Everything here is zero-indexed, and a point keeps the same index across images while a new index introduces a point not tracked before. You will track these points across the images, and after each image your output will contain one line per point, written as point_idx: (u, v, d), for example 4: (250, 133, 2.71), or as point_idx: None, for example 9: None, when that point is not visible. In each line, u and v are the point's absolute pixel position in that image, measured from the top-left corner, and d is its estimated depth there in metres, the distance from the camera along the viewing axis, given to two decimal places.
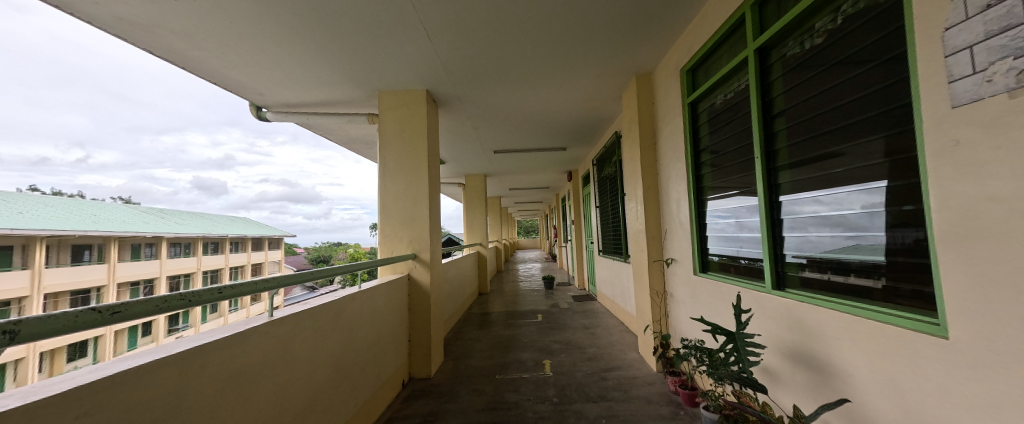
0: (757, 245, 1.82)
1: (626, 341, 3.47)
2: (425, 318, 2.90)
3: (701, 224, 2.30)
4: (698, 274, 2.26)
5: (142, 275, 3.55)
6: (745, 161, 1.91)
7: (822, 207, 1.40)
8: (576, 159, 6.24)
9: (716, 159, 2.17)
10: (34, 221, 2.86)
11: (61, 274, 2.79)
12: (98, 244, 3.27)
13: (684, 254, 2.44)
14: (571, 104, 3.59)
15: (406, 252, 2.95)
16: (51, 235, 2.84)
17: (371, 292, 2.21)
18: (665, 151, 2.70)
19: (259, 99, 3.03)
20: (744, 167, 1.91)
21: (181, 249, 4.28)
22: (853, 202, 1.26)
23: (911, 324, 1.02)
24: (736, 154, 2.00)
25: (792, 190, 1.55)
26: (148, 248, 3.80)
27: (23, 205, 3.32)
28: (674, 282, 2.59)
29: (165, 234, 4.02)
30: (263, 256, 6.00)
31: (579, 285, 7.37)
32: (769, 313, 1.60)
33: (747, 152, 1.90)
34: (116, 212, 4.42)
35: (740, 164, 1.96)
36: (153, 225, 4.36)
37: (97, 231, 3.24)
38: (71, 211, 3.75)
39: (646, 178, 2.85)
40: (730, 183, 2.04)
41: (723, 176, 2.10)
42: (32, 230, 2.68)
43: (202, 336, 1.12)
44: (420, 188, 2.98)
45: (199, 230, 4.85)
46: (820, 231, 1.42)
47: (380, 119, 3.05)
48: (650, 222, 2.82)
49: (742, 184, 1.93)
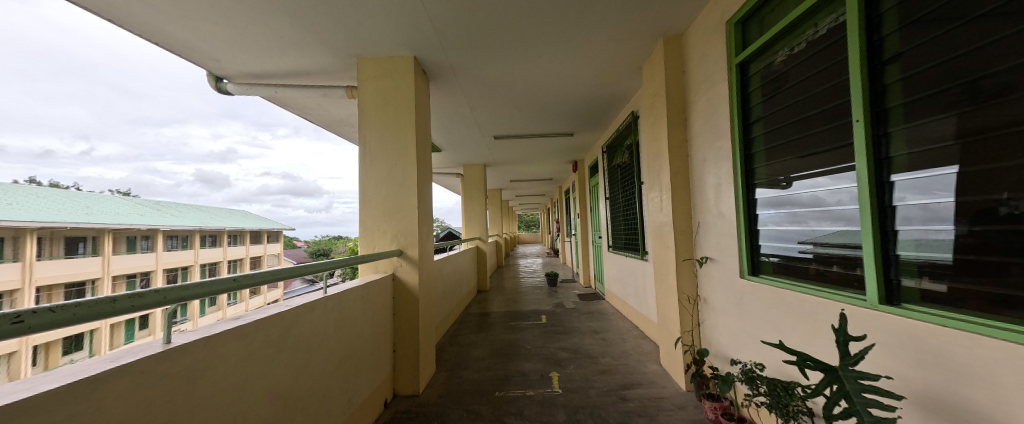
0: (840, 241, 1.37)
1: (644, 351, 3.03)
2: (411, 325, 2.46)
3: (750, 214, 1.85)
4: (746, 278, 1.82)
5: (135, 268, 3.23)
6: (821, 131, 1.45)
7: (822, 201, 1.45)
8: (584, 146, 5.74)
9: (775, 133, 1.71)
10: (27, 210, 2.48)
11: (49, 266, 2.39)
12: (92, 237, 2.88)
13: (726, 252, 1.98)
14: (583, 79, 3.12)
15: (390, 248, 2.50)
16: (44, 227, 2.39)
17: (336, 299, 1.74)
18: (698, 127, 2.24)
19: (217, 68, 2.55)
20: (820, 139, 1.45)
21: (177, 243, 3.85)
22: (851, 194, 1.30)
23: (950, 322, 0.95)
24: (806, 123, 1.53)
25: (910, 166, 1.09)
26: (145, 242, 3.49)
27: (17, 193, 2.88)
28: (709, 286, 2.15)
29: (164, 226, 3.71)
30: (265, 250, 5.44)
31: (584, 282, 6.96)
32: (886, 338, 1.12)
33: (824, 120, 1.43)
34: (106, 202, 4.05)
35: (811, 137, 1.50)
36: (145, 218, 3.96)
37: (88, 222, 2.85)
38: (62, 202, 3.32)
39: (674, 162, 2.39)
40: (802, 162, 1.56)
41: (789, 152, 1.63)
42: (22, 220, 2.23)
43: (12, 392, 0.70)
44: (406, 173, 2.52)
45: (196, 221, 4.46)
46: (820, 224, 1.48)
47: (359, 91, 2.57)
48: (680, 214, 2.37)
49: (819, 164, 1.47)
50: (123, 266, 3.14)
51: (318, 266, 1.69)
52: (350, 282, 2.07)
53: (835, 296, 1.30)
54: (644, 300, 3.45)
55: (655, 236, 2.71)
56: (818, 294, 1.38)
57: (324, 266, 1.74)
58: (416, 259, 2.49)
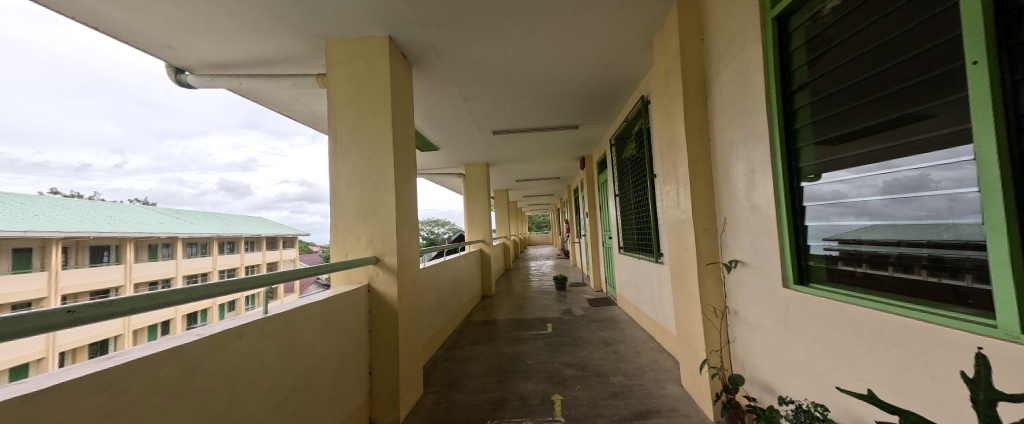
0: (877, 238, 1.14)
1: (663, 369, 2.63)
2: (390, 345, 2.15)
3: (794, 208, 1.44)
4: (792, 289, 1.42)
5: (160, 274, 3.17)
6: (894, 94, 1.07)
7: (845, 196, 1.25)
8: (591, 140, 5.35)
9: (825, 101, 1.32)
10: (51, 223, 2.55)
11: (76, 275, 2.46)
12: (116, 245, 2.93)
13: (762, 255, 1.58)
14: (584, 59, 2.76)
15: (365, 255, 2.20)
16: (68, 236, 2.48)
17: (271, 322, 1.39)
18: (721, 104, 1.86)
19: (176, 58, 2.32)
20: (891, 104, 1.08)
21: (196, 250, 3.74)
22: (874, 186, 1.13)
23: (992, 332, 0.81)
24: (869, 85, 1.15)
25: None
26: (166, 249, 3.37)
27: (43, 207, 2.95)
28: (741, 297, 1.77)
29: (182, 234, 3.60)
30: (279, 256, 5.03)
31: (595, 286, 6.55)
32: None
33: (898, 78, 1.06)
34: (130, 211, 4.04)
35: (878, 101, 1.12)
36: (171, 225, 3.90)
37: (110, 231, 2.93)
38: (86, 211, 3.36)
39: (692, 146, 2.01)
40: (865, 139, 1.18)
41: (847, 125, 1.24)
42: (48, 230, 2.34)
43: None
44: (382, 169, 2.21)
45: (213, 228, 4.39)
46: (843, 219, 1.26)
47: (328, 77, 2.27)
48: (701, 208, 1.99)
49: (886, 139, 1.11)
50: (147, 274, 3.10)
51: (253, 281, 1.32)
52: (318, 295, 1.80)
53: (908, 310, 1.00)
54: (660, 308, 3.05)
55: (671, 236, 2.33)
56: (881, 307, 1.07)
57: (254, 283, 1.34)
58: (395, 267, 2.18)
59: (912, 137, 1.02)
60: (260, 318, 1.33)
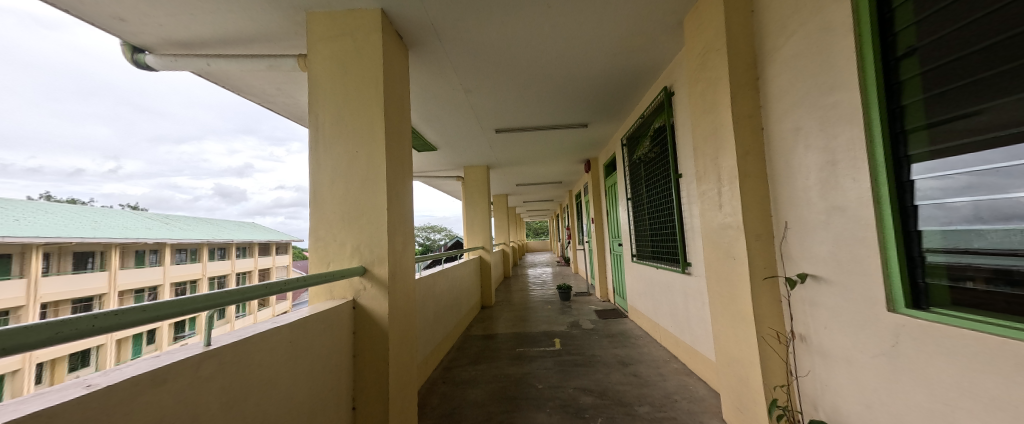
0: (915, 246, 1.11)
1: (697, 398, 2.28)
2: (379, 375, 1.78)
3: (902, 207, 1.12)
4: (904, 314, 1.10)
5: (147, 282, 2.76)
6: (994, 77, 0.90)
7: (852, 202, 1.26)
8: (599, 140, 5.07)
9: (931, 73, 1.05)
10: (31, 227, 2.31)
11: (57, 283, 2.21)
12: (101, 251, 2.66)
13: (851, 268, 1.26)
14: (604, 44, 2.46)
15: (351, 264, 1.83)
16: (49, 242, 2.24)
17: (214, 358, 0.99)
18: (781, 85, 1.56)
19: (132, 33, 1.96)
20: (1003, 84, 0.88)
21: (185, 256, 3.40)
22: None
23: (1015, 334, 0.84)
24: (990, 56, 0.90)
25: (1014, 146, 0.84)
26: (155, 255, 3.07)
27: (18, 210, 2.68)
28: (813, 320, 1.45)
29: (171, 240, 3.26)
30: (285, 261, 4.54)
31: (601, 296, 6.21)
32: None
33: (996, 58, 0.89)
34: (119, 216, 3.74)
35: (981, 84, 0.93)
36: (156, 230, 3.58)
37: (94, 237, 2.67)
38: (69, 216, 3.05)
39: (742, 137, 1.70)
40: (983, 123, 0.92)
41: (952, 108, 1.00)
42: (26, 236, 2.11)
43: None
44: (373, 163, 1.87)
45: (203, 232, 4.02)
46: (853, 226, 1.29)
47: (310, 56, 1.93)
48: (754, 211, 1.66)
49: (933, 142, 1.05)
50: (132, 281, 2.71)
51: (153, 310, 0.86)
52: (300, 312, 1.49)
53: (930, 315, 1.02)
54: (688, 324, 2.73)
55: (709, 245, 2.00)
56: (906, 313, 1.09)
57: (142, 318, 0.84)
58: (386, 279, 1.82)
59: (947, 144, 1.01)
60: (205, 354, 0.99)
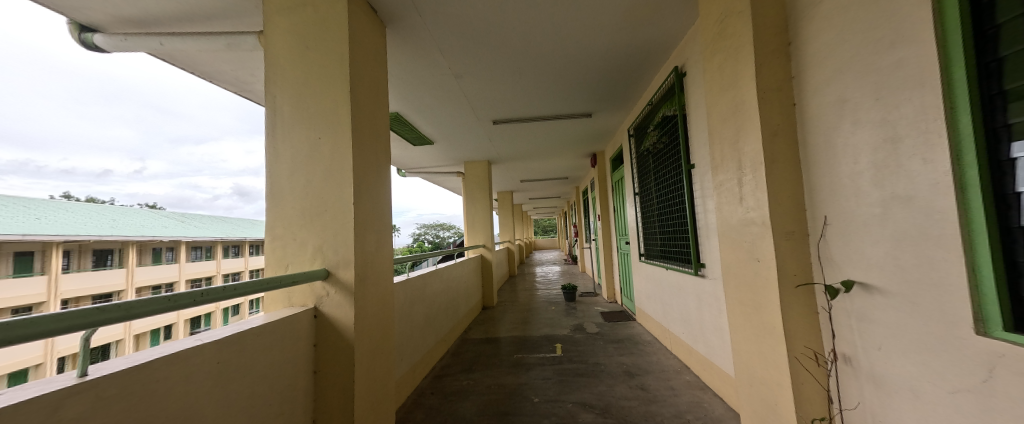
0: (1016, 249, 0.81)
1: (713, 418, 2.00)
2: (343, 393, 1.56)
3: (1000, 196, 0.82)
4: (999, 338, 0.82)
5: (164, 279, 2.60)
6: None
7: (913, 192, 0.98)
8: (604, 132, 4.78)
9: None
10: (54, 227, 2.27)
11: (77, 280, 2.06)
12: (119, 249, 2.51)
13: (919, 275, 0.98)
14: (607, 18, 2.18)
15: (314, 267, 1.61)
16: (70, 239, 2.15)
17: (92, 391, 0.78)
18: (820, 49, 1.28)
19: (72, 9, 1.75)
20: None
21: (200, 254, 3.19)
22: None
23: None
24: None
25: None
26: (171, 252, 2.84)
27: (41, 208, 2.63)
28: (863, 338, 1.16)
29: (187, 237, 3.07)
30: None
31: (607, 296, 5.94)
32: None
33: None
34: (139, 214, 3.69)
35: None
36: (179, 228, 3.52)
37: (113, 234, 2.55)
38: (93, 215, 3.01)
39: (770, 114, 1.41)
40: None
41: None
42: (46, 234, 2.05)
43: None
44: (338, 151, 1.64)
45: (220, 230, 3.94)
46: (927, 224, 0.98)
47: (268, 32, 1.72)
48: (784, 204, 1.38)
49: None
50: (150, 278, 2.59)
51: None
52: (243, 324, 1.27)
53: None
54: (702, 332, 2.45)
55: (728, 245, 1.72)
56: (1006, 339, 0.80)
57: None
58: (352, 283, 1.59)
59: None
60: (86, 383, 0.77)
